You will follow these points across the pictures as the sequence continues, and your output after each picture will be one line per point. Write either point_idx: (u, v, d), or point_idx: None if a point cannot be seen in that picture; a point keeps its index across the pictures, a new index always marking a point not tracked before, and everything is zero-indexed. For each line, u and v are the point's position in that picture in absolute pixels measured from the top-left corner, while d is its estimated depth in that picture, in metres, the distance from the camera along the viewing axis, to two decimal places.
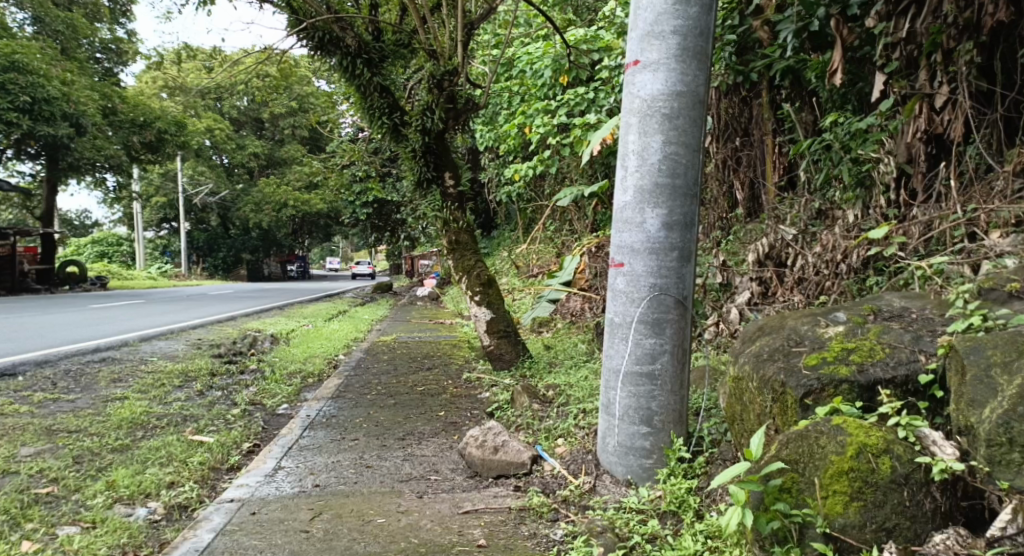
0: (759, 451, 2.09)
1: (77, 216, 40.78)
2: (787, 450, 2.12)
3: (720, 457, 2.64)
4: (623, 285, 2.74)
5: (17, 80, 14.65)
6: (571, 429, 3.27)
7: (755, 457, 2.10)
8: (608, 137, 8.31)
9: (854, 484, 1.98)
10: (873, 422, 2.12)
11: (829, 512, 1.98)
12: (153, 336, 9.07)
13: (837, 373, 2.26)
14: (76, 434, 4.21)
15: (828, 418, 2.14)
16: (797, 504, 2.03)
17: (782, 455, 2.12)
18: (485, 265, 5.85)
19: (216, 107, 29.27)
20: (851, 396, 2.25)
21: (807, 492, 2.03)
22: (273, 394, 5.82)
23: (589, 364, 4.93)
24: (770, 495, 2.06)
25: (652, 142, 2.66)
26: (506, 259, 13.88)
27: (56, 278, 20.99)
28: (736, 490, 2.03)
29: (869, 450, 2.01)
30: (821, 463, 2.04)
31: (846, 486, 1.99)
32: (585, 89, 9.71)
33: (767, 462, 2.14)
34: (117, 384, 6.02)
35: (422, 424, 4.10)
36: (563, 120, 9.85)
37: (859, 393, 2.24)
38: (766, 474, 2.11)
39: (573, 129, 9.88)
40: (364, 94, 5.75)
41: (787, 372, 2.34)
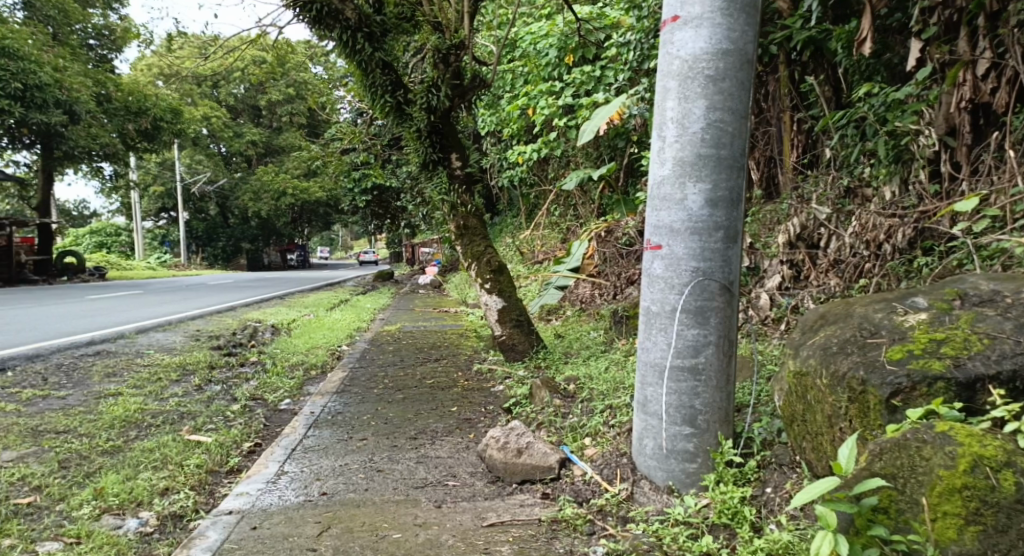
0: (850, 466, 1.90)
1: (75, 207, 40.56)
2: (881, 463, 1.94)
3: (776, 461, 2.38)
4: (661, 270, 2.46)
5: (9, 66, 14.26)
6: (599, 428, 3.01)
7: (846, 472, 1.92)
8: (613, 117, 8.05)
9: (970, 505, 1.80)
10: (986, 429, 1.92)
11: (940, 538, 1.80)
12: (149, 327, 8.81)
13: (929, 369, 2.04)
14: (64, 435, 3.94)
15: (930, 424, 1.95)
16: (899, 528, 1.86)
17: (876, 470, 1.94)
18: (495, 251, 5.56)
19: (213, 94, 29.05)
20: (948, 395, 2.03)
21: (910, 514, 1.86)
22: (275, 388, 5.56)
23: (608, 355, 4.66)
24: (863, 516, 1.90)
25: (694, 108, 2.37)
26: (511, 245, 13.61)
27: (54, 269, 20.74)
28: (824, 513, 1.88)
29: (986, 463, 1.83)
30: (926, 479, 1.87)
31: (960, 506, 1.81)
32: (592, 69, 9.57)
33: (858, 476, 1.95)
34: (111, 379, 5.74)
35: (435, 422, 3.84)
36: (570, 100, 9.66)
37: (958, 392, 2.02)
38: (858, 492, 1.94)
39: (580, 110, 9.58)
40: (366, 71, 5.45)
41: (868, 368, 2.11)
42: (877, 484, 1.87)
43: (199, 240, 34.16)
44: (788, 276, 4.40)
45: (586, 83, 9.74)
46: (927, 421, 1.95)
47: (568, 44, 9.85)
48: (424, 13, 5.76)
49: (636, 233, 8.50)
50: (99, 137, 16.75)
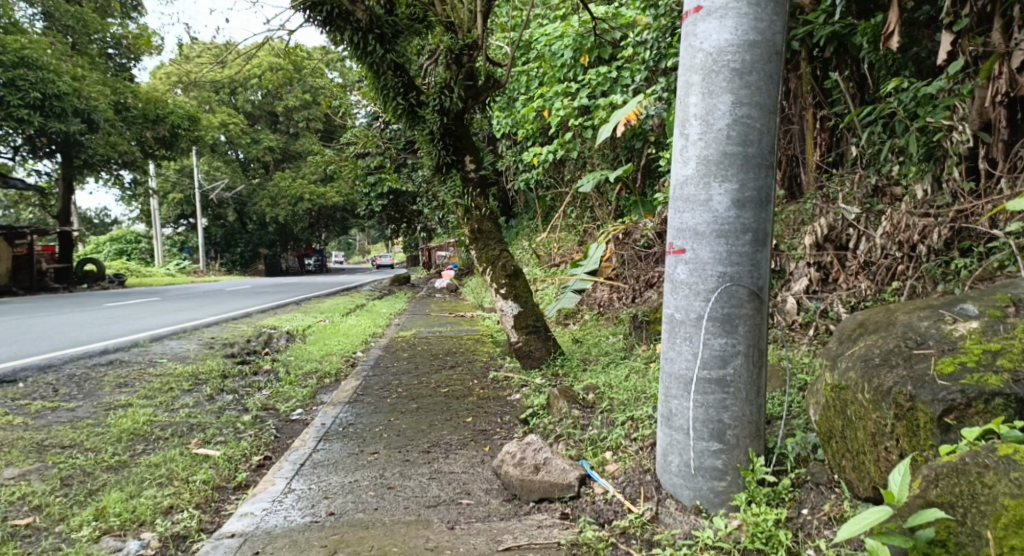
0: (901, 494, 1.79)
1: (97, 215, 41.02)
2: (937, 490, 1.80)
3: (812, 479, 2.24)
4: (685, 276, 2.32)
5: (28, 76, 14.34)
6: (620, 442, 2.86)
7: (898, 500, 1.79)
8: (628, 118, 7.91)
9: None
10: None
11: None
12: (164, 335, 8.77)
13: (985, 384, 1.90)
14: (70, 450, 3.86)
15: (991, 446, 1.79)
16: None
17: (932, 497, 1.79)
18: (510, 255, 5.43)
19: (230, 101, 29.23)
20: (1007, 413, 1.89)
21: (971, 547, 1.70)
22: (287, 397, 5.47)
23: (627, 362, 4.51)
24: (918, 550, 1.74)
25: (719, 103, 2.22)
26: (526, 248, 13.48)
27: (75, 276, 20.91)
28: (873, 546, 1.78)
29: None
30: (989, 508, 1.71)
31: None
32: (608, 69, 9.45)
33: (911, 503, 1.82)
34: (123, 389, 5.68)
35: (449, 433, 3.72)
36: (586, 100, 9.56)
37: (1018, 409, 1.88)
38: (913, 523, 1.79)
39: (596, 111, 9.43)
40: (377, 73, 5.35)
41: (916, 383, 1.96)
42: (932, 515, 1.73)
43: (218, 246, 34.39)
44: (815, 279, 4.23)
45: (602, 84, 9.59)
46: (987, 443, 1.80)
47: (584, 44, 9.71)
48: (436, 13, 5.66)
49: (654, 234, 8.44)
50: (118, 145, 16.80)
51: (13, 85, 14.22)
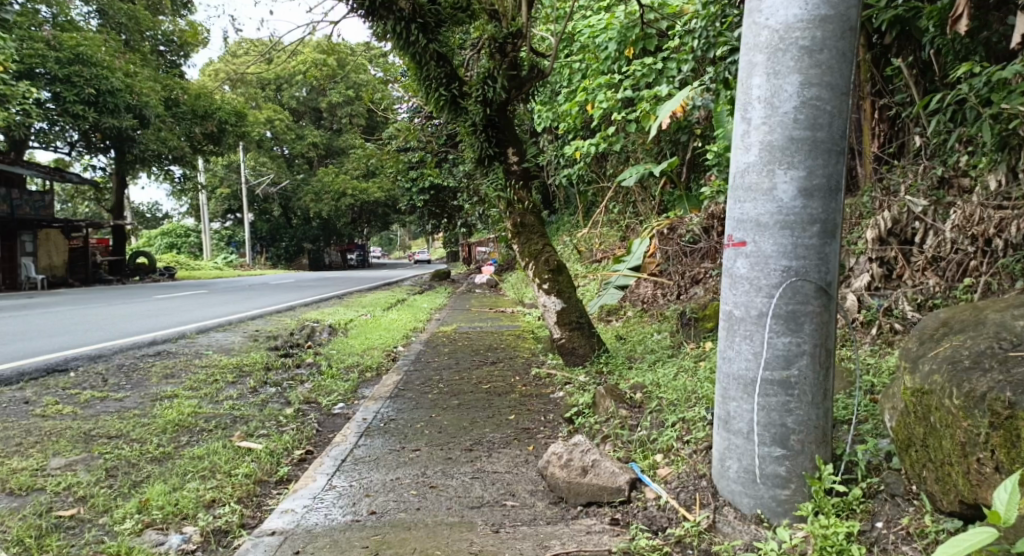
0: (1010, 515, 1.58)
1: (149, 209, 42.17)
2: None
3: (888, 491, 2.08)
4: (746, 271, 2.17)
5: (83, 72, 14.67)
6: (671, 444, 2.72)
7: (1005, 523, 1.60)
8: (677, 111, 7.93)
9: None
10: None
11: None
12: (210, 327, 8.88)
13: None
14: (116, 440, 3.88)
15: None
16: None
17: None
18: (554, 249, 5.30)
19: (276, 97, 29.72)
20: None
21: None
22: (329, 391, 5.44)
23: (677, 360, 4.36)
24: None
25: (786, 84, 2.07)
26: (567, 243, 13.34)
27: (127, 269, 21.45)
28: None
29: None
30: None
31: None
32: (653, 60, 9.31)
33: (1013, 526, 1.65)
34: (169, 380, 5.73)
35: (492, 431, 3.63)
36: (629, 92, 9.49)
37: None
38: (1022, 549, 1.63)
39: (640, 103, 9.28)
40: (420, 64, 5.31)
41: (1015, 388, 1.77)
42: None
43: (264, 241, 35.00)
44: (878, 275, 4.03)
45: (647, 76, 9.39)
46: None
47: (628, 36, 9.52)
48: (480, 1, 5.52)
49: (700, 229, 8.43)
50: (168, 140, 17.14)
51: (68, 81, 14.58)
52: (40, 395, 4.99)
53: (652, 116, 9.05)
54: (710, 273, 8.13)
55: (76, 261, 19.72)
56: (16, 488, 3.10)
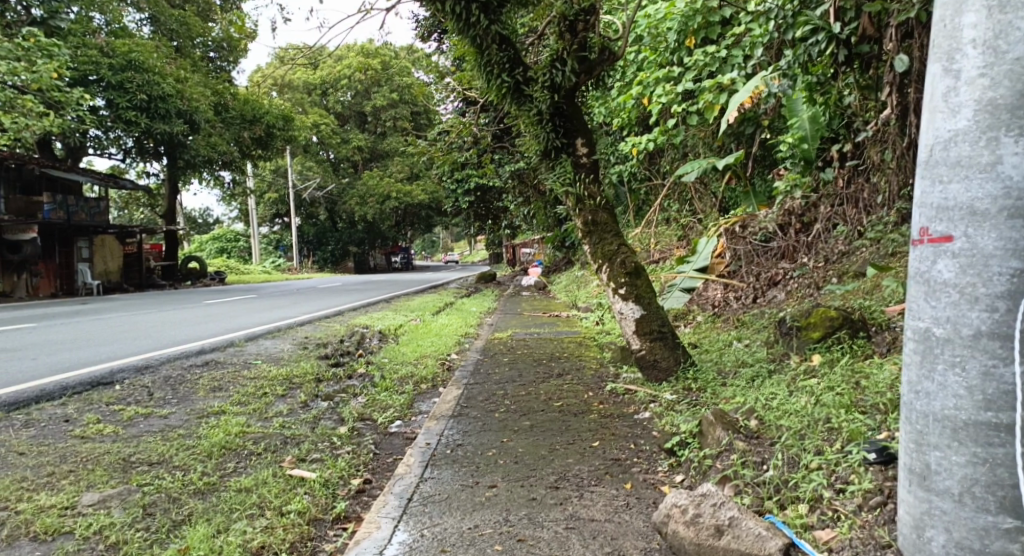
0: None
1: (200, 215, 43.02)
2: None
3: None
4: (952, 277, 1.72)
5: (134, 79, 14.63)
6: (820, 493, 2.26)
7: None
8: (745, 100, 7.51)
9: None
10: None
11: None
12: (259, 334, 8.57)
13: None
14: (157, 467, 3.50)
15: None
16: None
17: None
18: (630, 251, 4.74)
19: (322, 102, 29.84)
20: None
21: None
22: (385, 406, 5.01)
23: (781, 380, 3.81)
24: None
25: (1016, 20, 1.65)
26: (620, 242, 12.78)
27: (179, 274, 21.57)
28: None
29: None
30: None
31: None
32: (716, 48, 8.77)
33: None
34: (217, 393, 5.36)
35: (576, 463, 3.14)
36: (691, 84, 8.88)
37: None
38: None
39: (701, 96, 8.73)
40: (480, 48, 4.86)
41: None
42: None
43: (310, 244, 35.12)
44: None
45: (710, 65, 8.83)
46: None
47: (689, 26, 9.01)
48: None
49: (774, 226, 8.13)
50: (218, 145, 17.11)
51: (121, 87, 14.56)
52: (82, 412, 4.65)
53: (715, 108, 8.48)
54: (789, 274, 7.61)
55: (130, 266, 19.92)
56: (42, 532, 2.72)
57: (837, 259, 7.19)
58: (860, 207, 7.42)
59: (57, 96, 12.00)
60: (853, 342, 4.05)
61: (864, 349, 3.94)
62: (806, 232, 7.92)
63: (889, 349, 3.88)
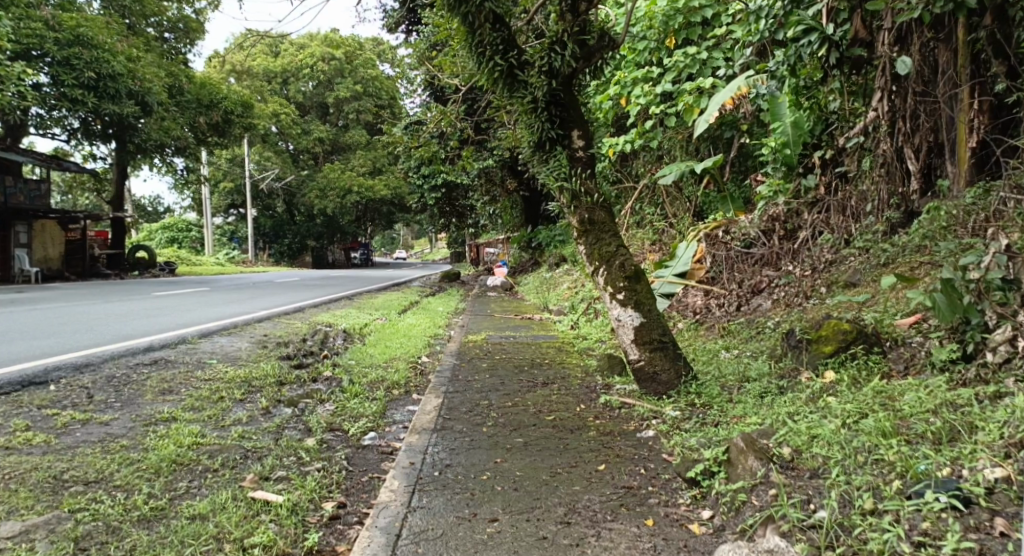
0: None
1: (151, 203, 41.58)
2: None
3: None
4: None
5: (82, 55, 13.79)
6: (895, 547, 2.04)
7: None
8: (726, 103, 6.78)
9: None
10: None
11: None
12: (213, 330, 8.00)
13: None
14: (94, 487, 3.06)
15: None
16: None
17: None
18: (629, 253, 4.40)
19: (283, 92, 29.00)
20: None
21: None
22: (355, 414, 4.58)
23: (795, 398, 3.53)
24: None
25: None
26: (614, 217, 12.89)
27: (127, 263, 20.58)
28: None
29: None
30: None
31: None
32: (696, 49, 8.51)
33: None
34: (167, 397, 4.85)
35: (585, 492, 2.78)
36: (670, 85, 8.59)
37: None
38: None
39: (681, 97, 8.45)
40: (472, 28, 4.49)
41: None
42: None
43: (267, 237, 34.12)
44: None
45: (690, 67, 8.51)
46: None
47: (669, 25, 8.74)
48: None
49: (757, 232, 7.83)
50: (172, 130, 16.35)
51: (68, 64, 13.72)
52: (9, 418, 4.13)
53: (694, 111, 8.08)
54: (774, 282, 7.32)
55: (74, 253, 18.90)
56: None
57: (824, 268, 6.83)
58: (846, 214, 7.07)
59: None
60: (868, 358, 3.79)
61: (882, 367, 3.68)
62: (791, 239, 7.64)
63: (908, 368, 3.65)
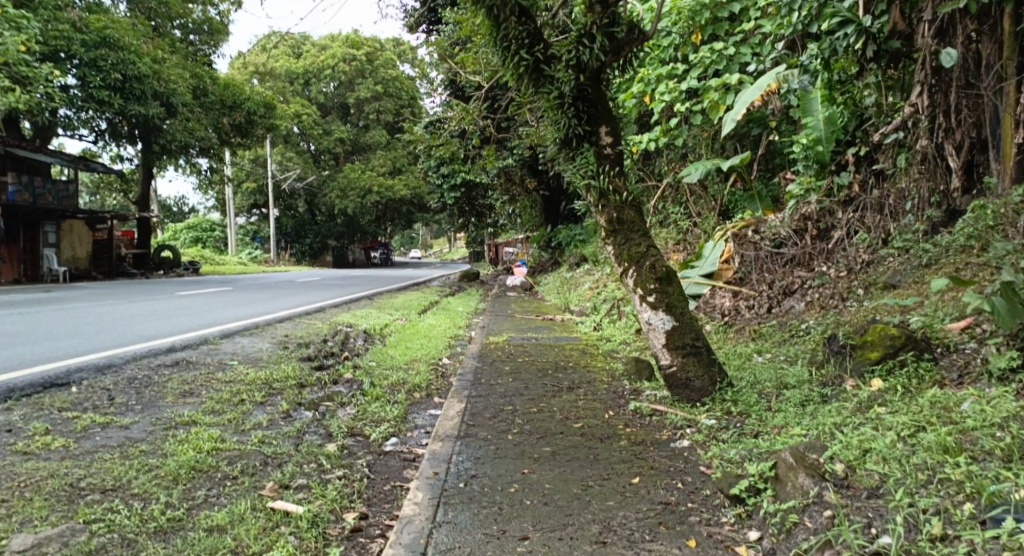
0: None
1: (174, 203, 42.00)
2: None
3: None
4: None
5: (108, 57, 13.85)
6: None
7: None
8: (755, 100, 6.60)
9: None
10: None
11: None
12: (234, 331, 7.94)
13: None
14: (111, 496, 2.96)
15: None
16: None
17: None
18: (660, 253, 4.23)
19: (305, 92, 29.08)
20: None
21: None
22: (376, 419, 4.46)
23: (839, 408, 3.34)
24: None
25: None
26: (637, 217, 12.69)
27: (151, 262, 20.71)
28: None
29: None
30: None
31: None
32: (723, 45, 8.25)
33: None
34: (187, 399, 4.75)
35: (619, 507, 2.64)
36: (695, 82, 8.35)
37: None
38: None
39: (706, 94, 8.22)
40: (498, 22, 4.36)
41: None
42: None
43: (289, 236, 34.24)
44: None
45: (717, 63, 8.29)
46: None
47: (695, 21, 8.43)
48: None
49: (788, 232, 7.61)
50: (195, 130, 16.38)
51: (94, 65, 13.79)
52: (28, 421, 4.05)
53: (721, 108, 7.87)
54: (807, 283, 7.08)
55: (99, 253, 19.03)
56: None
57: (861, 268, 6.61)
58: (883, 213, 6.80)
59: (24, 71, 11.22)
60: (918, 365, 3.60)
61: (933, 375, 3.50)
62: (823, 239, 7.40)
63: (962, 377, 3.45)
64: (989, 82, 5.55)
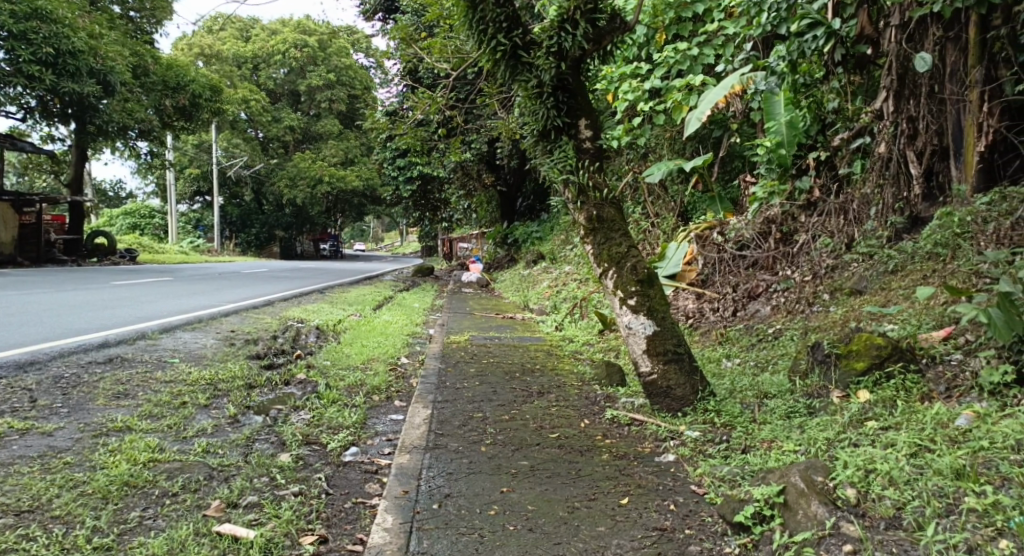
0: None
1: (111, 187, 40.31)
2: None
3: None
4: None
5: (40, 29, 13.01)
6: None
7: None
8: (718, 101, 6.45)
9: None
10: None
11: None
12: (175, 325, 7.45)
13: None
14: (29, 519, 2.59)
15: None
16: None
17: None
18: (641, 254, 4.01)
19: (253, 78, 28.16)
20: None
21: None
22: (334, 424, 4.13)
23: (831, 422, 3.17)
24: None
25: None
26: None
27: (85, 249, 19.68)
28: None
29: None
30: None
31: None
32: (687, 45, 8.00)
33: None
34: (121, 401, 4.33)
35: (613, 535, 2.41)
36: (658, 82, 8.12)
37: None
38: None
39: (669, 93, 8.05)
40: (474, 2, 4.10)
41: None
42: None
43: (234, 225, 33.14)
44: None
45: (680, 63, 8.03)
46: None
47: (659, 20, 8.29)
48: None
49: (752, 234, 7.21)
50: (135, 112, 15.57)
51: (24, 38, 12.93)
52: None
53: (683, 109, 7.70)
54: (771, 287, 6.73)
55: (28, 237, 17.87)
56: None
57: (825, 273, 6.25)
58: (847, 216, 6.46)
59: None
60: (905, 377, 3.46)
61: (921, 387, 3.35)
62: (788, 242, 6.98)
63: (949, 391, 3.32)
64: (955, 89, 5.50)
